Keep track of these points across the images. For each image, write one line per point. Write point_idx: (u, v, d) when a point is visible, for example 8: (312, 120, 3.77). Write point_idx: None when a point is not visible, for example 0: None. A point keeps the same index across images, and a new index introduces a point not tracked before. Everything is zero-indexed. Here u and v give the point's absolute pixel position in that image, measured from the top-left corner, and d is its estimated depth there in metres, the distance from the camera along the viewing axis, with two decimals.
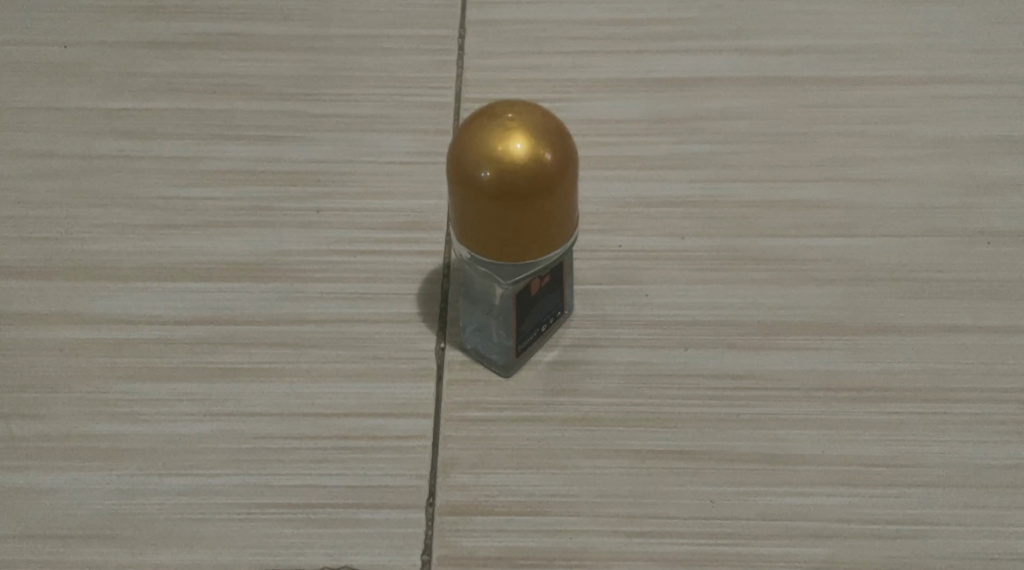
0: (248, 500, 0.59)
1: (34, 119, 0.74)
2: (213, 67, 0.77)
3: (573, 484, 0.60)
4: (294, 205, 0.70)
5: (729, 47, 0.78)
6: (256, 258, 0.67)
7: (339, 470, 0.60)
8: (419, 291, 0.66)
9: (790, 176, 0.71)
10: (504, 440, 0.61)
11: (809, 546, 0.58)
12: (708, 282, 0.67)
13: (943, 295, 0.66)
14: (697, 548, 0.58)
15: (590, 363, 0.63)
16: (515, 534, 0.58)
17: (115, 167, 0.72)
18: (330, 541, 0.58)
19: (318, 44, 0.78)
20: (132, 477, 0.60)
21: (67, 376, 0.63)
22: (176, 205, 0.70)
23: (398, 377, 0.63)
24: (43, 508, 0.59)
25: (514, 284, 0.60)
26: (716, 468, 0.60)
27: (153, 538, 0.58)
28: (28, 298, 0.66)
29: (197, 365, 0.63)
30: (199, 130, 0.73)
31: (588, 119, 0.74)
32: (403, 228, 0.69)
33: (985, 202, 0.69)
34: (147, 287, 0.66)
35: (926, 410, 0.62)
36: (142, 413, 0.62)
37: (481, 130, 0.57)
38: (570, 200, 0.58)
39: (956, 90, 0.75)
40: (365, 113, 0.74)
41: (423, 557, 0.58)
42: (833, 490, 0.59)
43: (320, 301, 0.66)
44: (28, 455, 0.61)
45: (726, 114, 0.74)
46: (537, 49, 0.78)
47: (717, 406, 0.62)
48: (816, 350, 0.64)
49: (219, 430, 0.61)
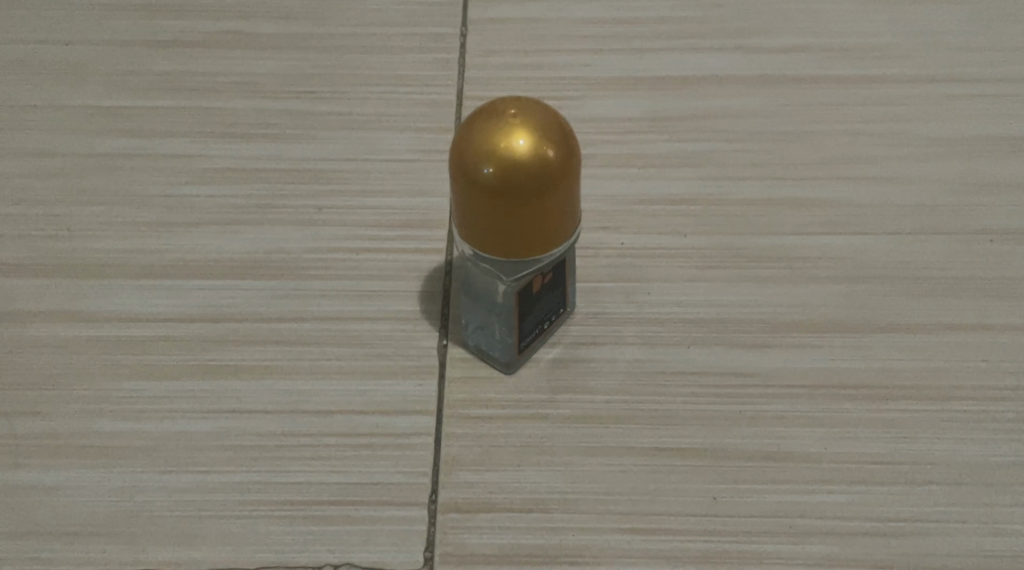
0: (251, 498, 0.59)
1: (36, 118, 0.74)
2: (215, 65, 0.77)
3: (575, 482, 0.60)
4: (295, 204, 0.70)
5: (729, 46, 0.78)
6: (258, 256, 0.68)
7: (341, 468, 0.60)
8: (420, 289, 0.66)
9: (791, 174, 0.71)
10: (505, 438, 0.61)
11: (811, 544, 0.58)
12: (709, 280, 0.67)
13: (944, 293, 0.66)
14: (699, 545, 0.58)
15: (592, 361, 0.64)
16: (517, 532, 0.58)
17: (117, 166, 0.72)
18: (331, 538, 0.58)
19: (320, 42, 0.79)
20: (135, 474, 0.60)
21: (70, 375, 0.63)
22: (177, 204, 0.70)
23: (400, 375, 0.63)
24: (45, 506, 0.59)
25: (516, 282, 0.60)
26: (717, 466, 0.60)
27: (156, 536, 0.58)
28: (29, 296, 0.66)
29: (200, 363, 0.63)
30: (200, 128, 0.73)
31: (590, 117, 0.74)
32: (404, 226, 0.69)
33: (985, 201, 0.70)
34: (149, 285, 0.66)
35: (927, 408, 0.62)
36: (144, 411, 0.62)
37: (483, 128, 0.57)
38: (572, 197, 0.58)
39: (957, 89, 0.75)
40: (366, 111, 0.74)
41: (425, 555, 0.58)
42: (834, 488, 0.60)
43: (322, 299, 0.66)
44: (31, 453, 0.61)
45: (727, 112, 0.74)
46: (538, 47, 0.78)
47: (718, 404, 0.62)
48: (817, 348, 0.64)
49: (221, 427, 0.61)
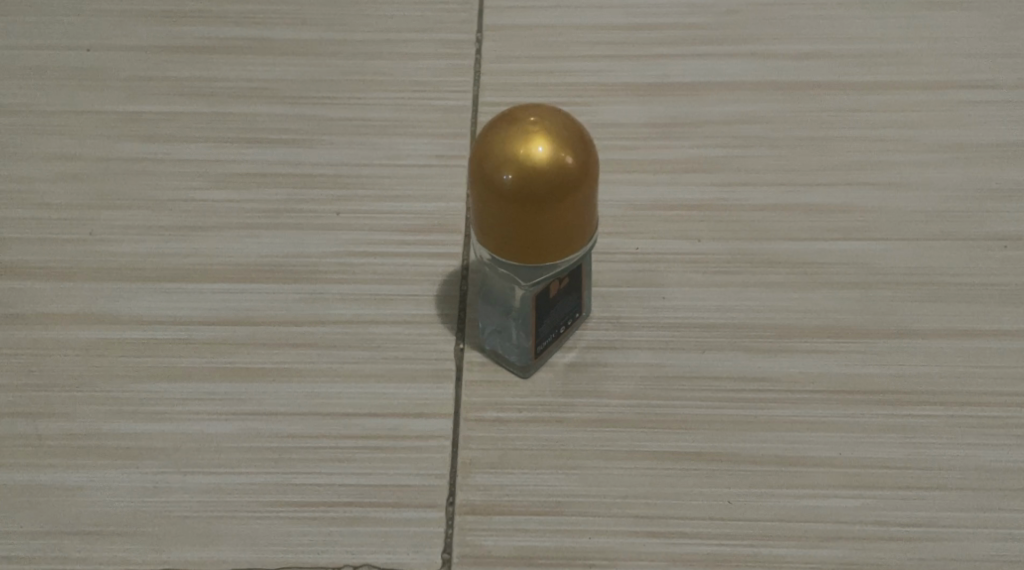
0: (270, 499, 0.60)
1: (59, 123, 0.75)
2: (235, 71, 0.78)
3: (592, 485, 0.60)
4: (315, 208, 0.70)
5: (747, 52, 0.78)
6: (277, 260, 0.68)
7: (360, 470, 0.61)
8: (437, 293, 0.67)
9: (808, 179, 0.71)
10: (521, 441, 0.62)
11: (826, 548, 0.58)
12: (725, 285, 0.67)
13: (959, 299, 0.66)
14: (715, 549, 0.58)
15: (608, 365, 0.64)
16: (534, 534, 0.59)
17: (140, 170, 0.73)
18: (350, 540, 0.59)
19: (337, 48, 0.79)
20: (156, 474, 0.61)
21: (92, 376, 0.64)
22: (199, 207, 0.71)
23: (419, 378, 0.64)
24: (68, 505, 0.60)
25: (533, 286, 0.61)
26: (733, 470, 0.61)
27: (178, 535, 0.59)
28: (54, 299, 0.67)
29: (218, 366, 0.64)
30: (221, 133, 0.74)
31: (606, 122, 0.75)
32: (420, 231, 0.69)
33: (1002, 207, 0.70)
34: (171, 288, 0.67)
35: (943, 414, 0.62)
36: (167, 413, 0.63)
37: (503, 134, 0.57)
38: (591, 202, 0.59)
39: (972, 95, 0.75)
40: (383, 117, 0.75)
41: (442, 556, 0.58)
42: (850, 493, 0.60)
43: (340, 303, 0.66)
44: (54, 453, 0.61)
45: (744, 118, 0.75)
46: (554, 54, 0.78)
47: (734, 408, 0.62)
48: (833, 353, 0.64)
49: (241, 428, 0.62)
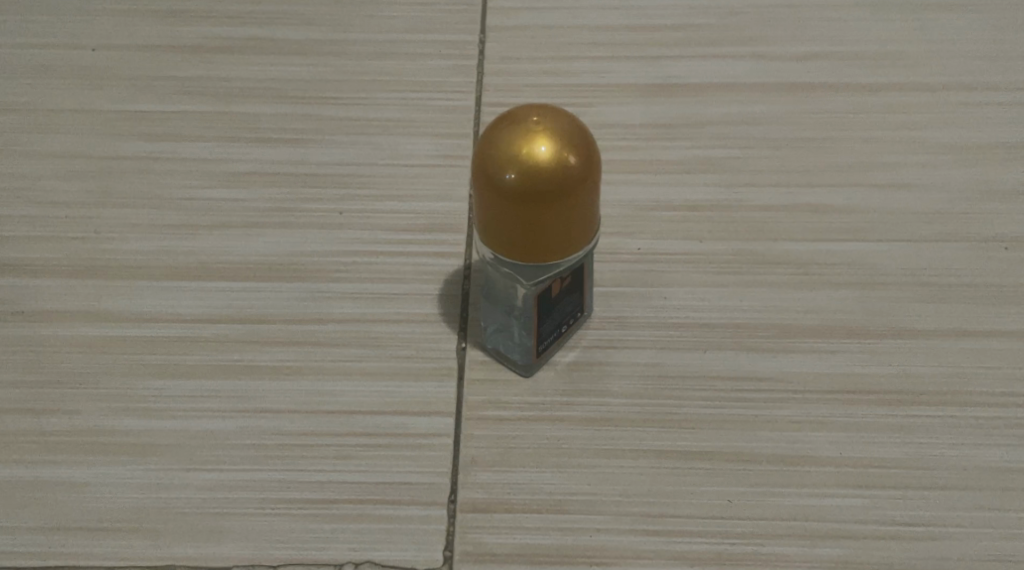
0: (273, 496, 0.60)
1: (64, 121, 0.75)
2: (239, 70, 0.78)
3: (592, 483, 0.60)
4: (317, 207, 0.71)
5: (750, 53, 0.79)
6: (280, 259, 0.69)
7: (362, 467, 0.61)
8: (439, 292, 0.67)
9: (809, 180, 0.72)
10: (522, 439, 0.62)
11: (826, 546, 0.59)
12: (726, 285, 0.67)
13: (959, 300, 0.66)
14: (715, 546, 0.59)
15: (609, 364, 0.64)
16: (536, 531, 0.59)
17: (143, 168, 0.73)
18: (353, 537, 0.59)
19: (339, 48, 0.79)
20: (160, 471, 0.61)
21: (97, 374, 0.64)
22: (203, 205, 0.71)
23: (421, 377, 0.64)
24: (71, 502, 0.60)
25: (535, 286, 0.61)
26: (732, 469, 0.61)
27: (181, 532, 0.59)
28: (58, 297, 0.67)
29: (222, 363, 0.64)
30: (224, 133, 0.74)
31: (609, 123, 0.75)
32: (423, 231, 0.70)
33: (1002, 208, 0.70)
34: (175, 286, 0.68)
35: (943, 413, 0.63)
36: (171, 410, 0.63)
37: (506, 133, 0.58)
38: (592, 203, 0.59)
39: (973, 97, 0.76)
40: (387, 117, 0.75)
41: (445, 554, 0.59)
42: (850, 491, 0.60)
43: (343, 302, 0.67)
44: (58, 450, 0.62)
45: (745, 119, 0.75)
46: (557, 54, 0.79)
47: (735, 407, 0.63)
48: (832, 354, 0.65)
49: (245, 426, 0.62)
